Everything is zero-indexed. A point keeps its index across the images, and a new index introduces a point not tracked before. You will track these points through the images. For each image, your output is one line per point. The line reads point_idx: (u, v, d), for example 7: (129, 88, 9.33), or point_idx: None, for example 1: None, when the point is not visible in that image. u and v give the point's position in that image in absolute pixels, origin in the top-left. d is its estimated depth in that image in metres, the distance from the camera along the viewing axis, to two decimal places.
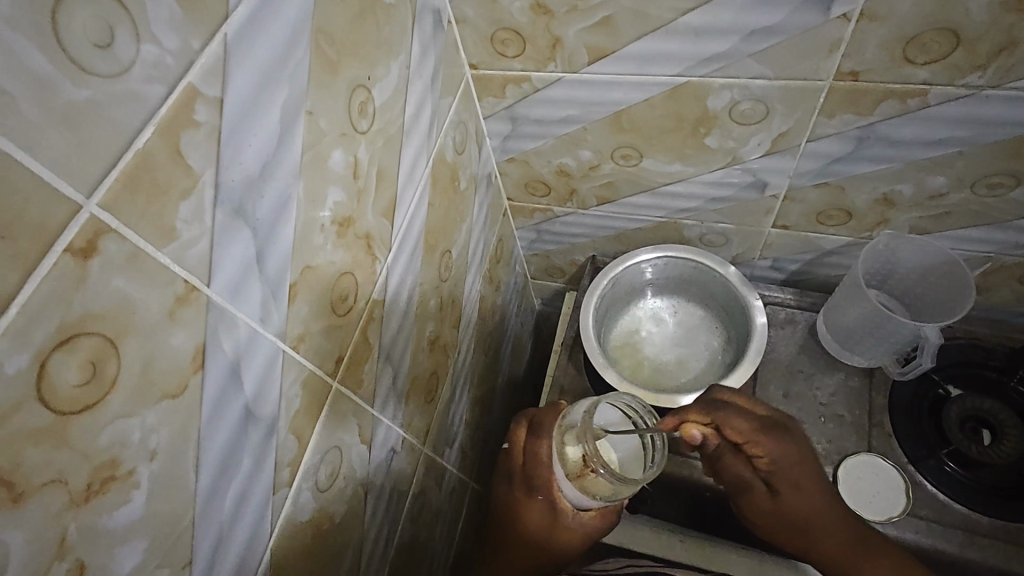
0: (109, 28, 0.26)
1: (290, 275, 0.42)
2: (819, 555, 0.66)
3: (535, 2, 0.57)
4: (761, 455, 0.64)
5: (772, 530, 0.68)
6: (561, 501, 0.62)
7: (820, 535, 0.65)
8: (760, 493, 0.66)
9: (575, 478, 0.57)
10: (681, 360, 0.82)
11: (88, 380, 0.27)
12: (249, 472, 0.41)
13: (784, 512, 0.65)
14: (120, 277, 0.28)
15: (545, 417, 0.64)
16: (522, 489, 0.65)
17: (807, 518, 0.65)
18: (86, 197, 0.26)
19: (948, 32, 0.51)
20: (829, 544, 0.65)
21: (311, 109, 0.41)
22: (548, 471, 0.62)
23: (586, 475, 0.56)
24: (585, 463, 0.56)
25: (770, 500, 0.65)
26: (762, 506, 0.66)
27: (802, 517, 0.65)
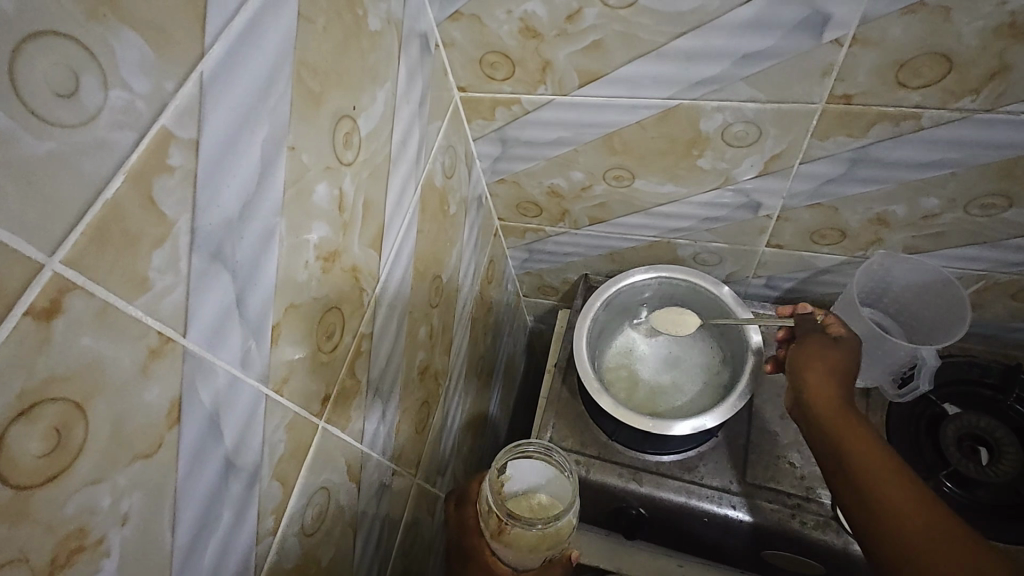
0: (74, 76, 0.25)
1: (272, 316, 0.40)
2: (823, 388, 0.61)
3: (524, 26, 0.56)
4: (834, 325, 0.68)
5: (809, 364, 0.64)
6: (497, 566, 0.60)
7: (837, 378, 0.61)
8: (822, 340, 0.66)
9: (493, 537, 0.57)
10: (677, 378, 0.79)
11: (52, 449, 0.26)
12: (230, 524, 0.39)
13: (829, 357, 0.63)
14: (87, 335, 0.27)
15: (471, 487, 0.68)
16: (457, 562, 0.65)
17: (845, 367, 0.63)
18: (49, 254, 0.24)
19: (941, 57, 0.50)
20: (834, 384, 0.61)
21: (294, 144, 0.39)
22: (478, 537, 0.63)
23: (504, 530, 0.56)
24: (497, 518, 0.56)
25: (830, 348, 0.64)
26: (819, 343, 0.65)
27: (834, 365, 0.63)
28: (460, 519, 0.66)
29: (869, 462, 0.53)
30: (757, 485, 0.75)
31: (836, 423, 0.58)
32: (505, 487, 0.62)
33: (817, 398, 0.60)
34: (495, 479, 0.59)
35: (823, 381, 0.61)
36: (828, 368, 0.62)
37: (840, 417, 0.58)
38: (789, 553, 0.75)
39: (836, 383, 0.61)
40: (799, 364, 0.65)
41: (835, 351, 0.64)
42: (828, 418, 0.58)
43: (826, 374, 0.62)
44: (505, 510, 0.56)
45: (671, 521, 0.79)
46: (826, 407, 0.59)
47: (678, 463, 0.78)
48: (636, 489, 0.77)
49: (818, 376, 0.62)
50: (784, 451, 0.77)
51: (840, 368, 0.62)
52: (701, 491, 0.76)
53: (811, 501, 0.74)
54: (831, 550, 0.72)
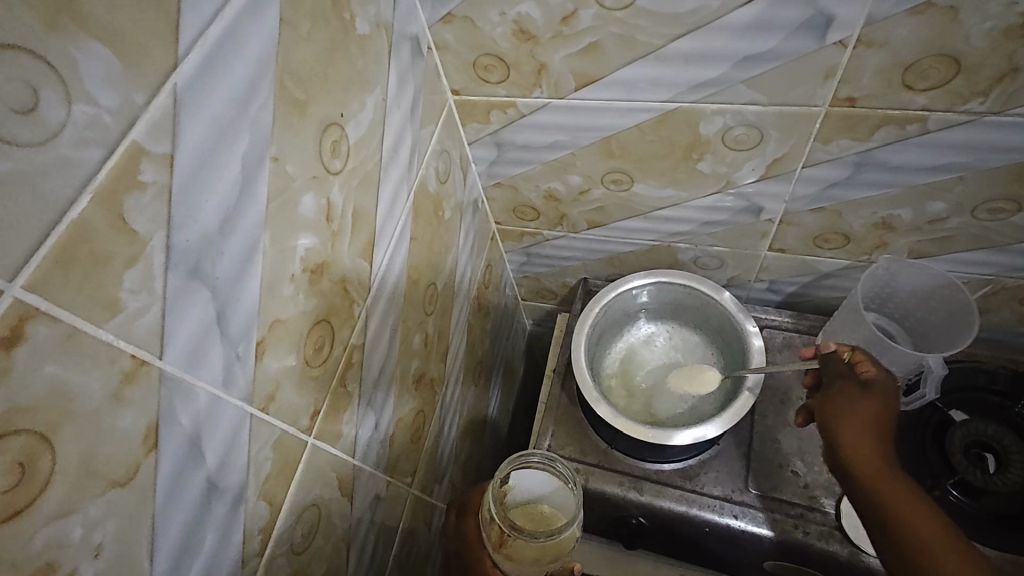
0: (33, 91, 0.23)
1: (256, 332, 0.39)
2: (860, 452, 0.59)
3: (518, 28, 0.54)
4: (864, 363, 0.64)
5: (839, 421, 0.61)
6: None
7: (873, 436, 0.59)
8: (850, 388, 0.63)
9: (495, 548, 0.56)
10: (685, 381, 0.77)
11: (16, 483, 0.24)
12: (214, 547, 0.38)
13: (863, 409, 0.61)
14: (53, 363, 0.25)
15: (475, 496, 0.66)
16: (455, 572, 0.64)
17: (881, 421, 0.60)
18: (8, 280, 0.23)
19: (949, 58, 0.48)
20: (874, 444, 0.59)
21: (277, 155, 0.38)
22: (479, 548, 0.61)
23: (506, 542, 0.55)
24: (500, 529, 0.55)
25: (861, 400, 0.62)
26: (847, 396, 0.62)
27: (868, 422, 0.60)
28: (461, 529, 0.65)
29: (920, 537, 0.52)
30: (760, 494, 0.74)
31: (879, 487, 0.56)
32: (509, 496, 0.60)
33: (852, 459, 0.59)
34: (498, 489, 0.57)
35: (860, 442, 0.59)
36: (861, 425, 0.60)
37: (882, 477, 0.57)
38: (792, 563, 0.74)
39: (873, 443, 0.59)
40: (830, 420, 0.62)
41: (865, 404, 0.61)
42: (870, 484, 0.57)
43: (860, 434, 0.59)
44: (507, 522, 0.54)
45: (672, 530, 0.77)
46: (866, 469, 0.58)
47: (678, 471, 0.76)
48: (636, 498, 0.75)
49: (854, 437, 0.60)
50: (787, 459, 0.76)
51: (871, 425, 0.60)
52: (703, 501, 0.74)
53: (814, 510, 0.72)
54: (835, 561, 0.70)
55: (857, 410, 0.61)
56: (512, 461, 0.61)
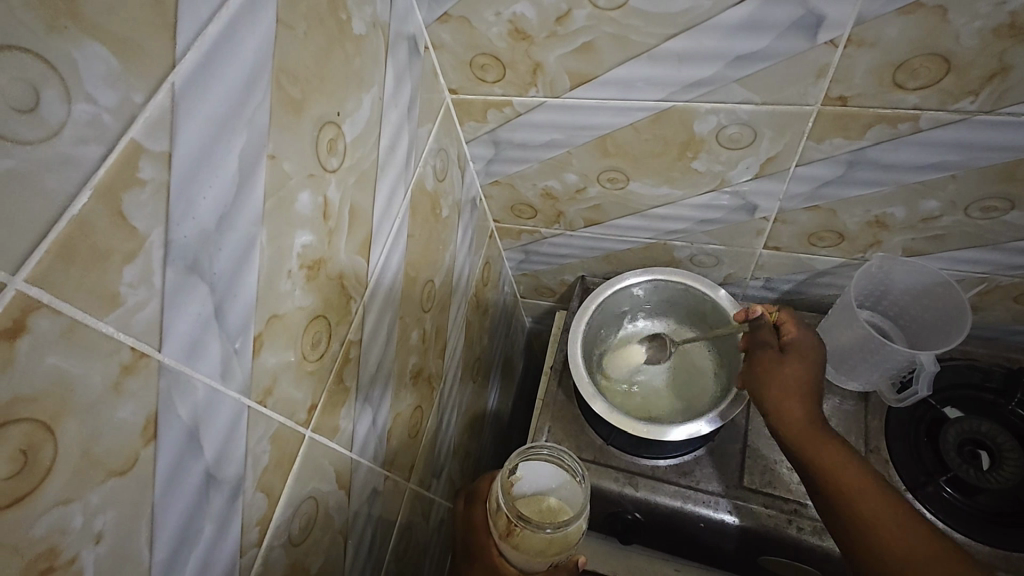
0: (34, 91, 0.24)
1: (254, 327, 0.39)
2: (798, 417, 0.60)
3: (514, 28, 0.55)
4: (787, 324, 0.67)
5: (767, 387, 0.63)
6: (504, 568, 0.59)
7: (804, 397, 0.61)
8: (770, 355, 0.65)
9: (503, 537, 0.56)
10: (683, 396, 0.77)
11: (18, 471, 0.25)
12: (212, 537, 0.38)
13: (786, 374, 0.62)
14: (54, 355, 0.26)
15: (481, 484, 0.66)
16: (460, 558, 0.65)
17: (802, 384, 0.62)
18: (11, 273, 0.24)
19: (939, 58, 0.49)
20: (801, 403, 0.61)
21: (274, 153, 0.39)
22: (485, 537, 0.62)
23: (514, 532, 0.56)
24: (508, 519, 0.56)
25: (782, 365, 0.63)
26: (773, 363, 0.64)
27: (802, 381, 0.62)
28: (468, 518, 0.65)
29: (852, 498, 0.55)
30: (754, 490, 0.75)
31: (808, 447, 0.59)
32: (516, 487, 0.61)
33: (784, 423, 0.61)
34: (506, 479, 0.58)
35: (787, 405, 0.61)
36: (789, 387, 0.62)
37: (810, 437, 0.59)
38: (786, 558, 0.75)
39: (802, 404, 0.61)
40: (759, 390, 0.63)
41: (787, 369, 0.63)
42: (801, 442, 0.59)
43: (784, 397, 0.61)
44: (514, 512, 0.55)
45: (667, 526, 0.78)
46: (794, 431, 0.60)
47: (673, 467, 0.77)
48: (632, 494, 0.76)
49: (778, 402, 0.61)
50: (781, 455, 0.77)
51: (802, 387, 0.62)
52: (698, 496, 0.75)
53: (808, 506, 0.73)
54: (828, 556, 0.71)
55: (784, 377, 0.62)
56: (520, 451, 0.61)
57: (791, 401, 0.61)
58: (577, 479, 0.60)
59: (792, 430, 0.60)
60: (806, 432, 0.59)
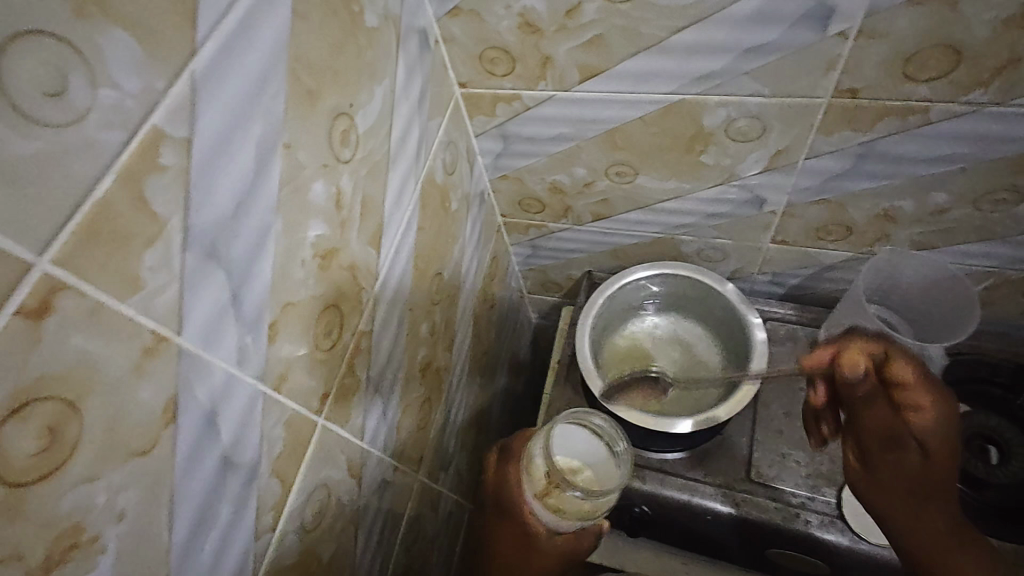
0: (61, 75, 0.25)
1: (269, 314, 0.40)
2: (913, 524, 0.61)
3: (524, 21, 0.55)
4: (918, 409, 0.59)
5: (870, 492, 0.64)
6: (534, 527, 0.61)
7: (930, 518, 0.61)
8: (891, 460, 0.61)
9: (540, 497, 0.58)
10: (691, 385, 0.78)
11: (46, 448, 0.26)
12: (228, 521, 0.39)
13: (897, 484, 0.62)
14: (79, 335, 0.27)
15: (516, 442, 0.66)
16: (492, 513, 0.67)
17: (920, 481, 0.60)
18: (39, 254, 0.24)
19: (950, 49, 0.49)
20: (919, 513, 0.61)
21: (289, 142, 0.39)
22: (518, 495, 0.63)
23: (551, 493, 0.57)
24: (549, 480, 0.57)
25: (894, 475, 0.62)
26: (890, 470, 0.62)
27: (908, 470, 0.61)
28: (501, 471, 0.66)
29: None
30: (761, 483, 0.75)
31: (943, 561, 0.59)
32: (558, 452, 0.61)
33: (912, 545, 0.62)
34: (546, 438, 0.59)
35: (908, 516, 0.62)
36: (892, 490, 0.62)
37: (944, 546, 0.59)
38: (793, 551, 0.75)
39: (918, 509, 0.61)
40: (870, 498, 0.64)
41: (894, 467, 0.61)
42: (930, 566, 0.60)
43: (900, 514, 0.62)
44: (556, 473, 0.57)
45: (674, 519, 0.78)
46: (916, 556, 0.61)
47: (681, 460, 0.77)
48: (639, 486, 0.76)
49: (909, 520, 0.62)
50: (788, 448, 0.77)
51: (908, 486, 0.61)
52: (705, 489, 0.75)
53: (815, 499, 0.73)
54: (835, 549, 0.71)
55: (895, 483, 0.62)
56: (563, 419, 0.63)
57: (909, 516, 0.62)
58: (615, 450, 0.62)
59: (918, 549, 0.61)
60: (941, 543, 0.59)
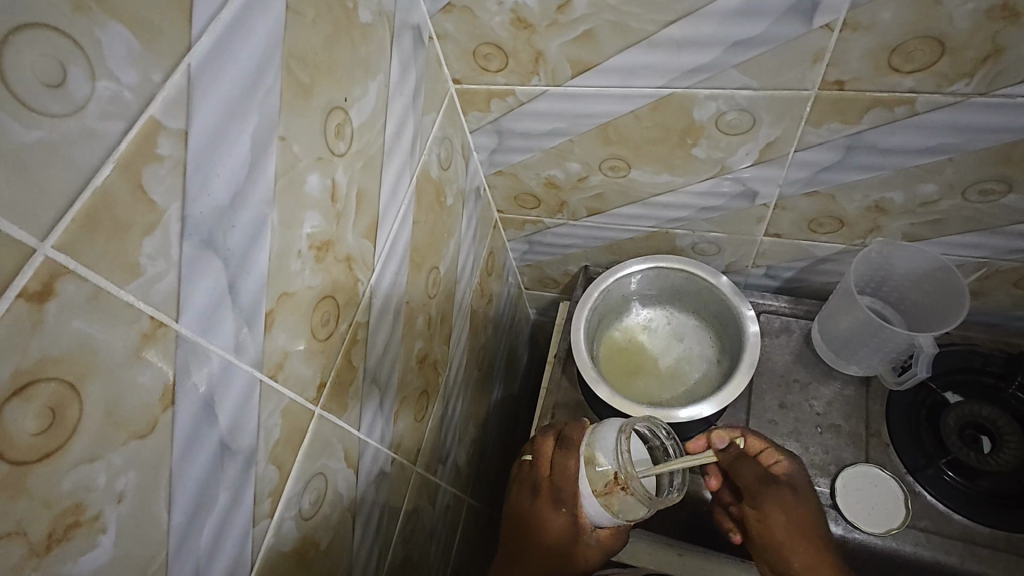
0: (61, 66, 0.25)
1: (266, 303, 0.41)
2: (791, 546, 0.64)
3: (515, 17, 0.56)
4: (778, 462, 0.68)
5: (776, 533, 0.64)
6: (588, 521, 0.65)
7: (803, 539, 0.64)
8: (784, 493, 0.65)
9: (602, 492, 0.59)
10: (683, 376, 0.80)
11: (47, 427, 0.27)
12: (227, 506, 0.40)
13: (785, 502, 0.65)
14: (80, 319, 0.28)
15: (575, 431, 0.65)
16: (549, 501, 0.66)
17: (812, 521, 0.65)
18: (41, 239, 0.25)
19: (934, 40, 0.50)
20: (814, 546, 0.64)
21: (284, 135, 0.40)
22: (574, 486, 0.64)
23: (614, 492, 0.58)
24: (615, 481, 0.58)
25: (791, 498, 0.65)
26: (780, 504, 0.64)
27: (793, 528, 0.64)
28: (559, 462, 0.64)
29: None
30: None
31: None
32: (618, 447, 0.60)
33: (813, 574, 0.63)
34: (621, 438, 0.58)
35: (806, 549, 0.64)
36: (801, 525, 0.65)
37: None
38: None
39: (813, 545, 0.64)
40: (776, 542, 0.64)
41: (791, 499, 0.65)
42: None
43: (798, 540, 0.64)
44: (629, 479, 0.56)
45: (670, 510, 0.80)
46: None
47: None
48: None
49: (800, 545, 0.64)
50: (782, 439, 0.78)
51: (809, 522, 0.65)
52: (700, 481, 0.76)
53: None
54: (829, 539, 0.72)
55: (801, 521, 0.65)
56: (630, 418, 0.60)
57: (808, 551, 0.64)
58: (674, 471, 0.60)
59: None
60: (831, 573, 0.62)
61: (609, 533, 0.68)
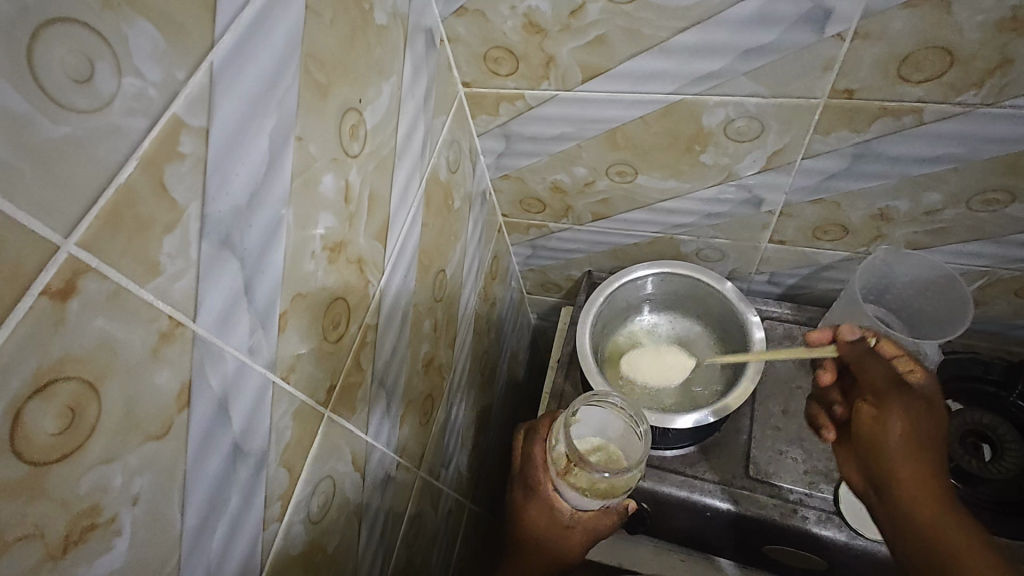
0: (89, 61, 0.25)
1: (280, 304, 0.41)
2: (904, 456, 0.56)
3: (528, 21, 0.56)
4: (913, 370, 0.62)
5: (890, 441, 0.57)
6: (557, 502, 0.64)
7: (920, 451, 0.56)
8: (914, 400, 0.59)
9: (559, 474, 0.60)
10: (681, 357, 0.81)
11: (67, 427, 0.26)
12: (238, 509, 0.39)
13: (913, 411, 0.58)
14: (101, 317, 0.27)
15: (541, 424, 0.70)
16: (518, 489, 0.69)
17: (937, 442, 0.57)
18: (64, 236, 0.25)
19: (943, 51, 0.50)
20: (929, 469, 0.55)
21: (301, 135, 0.40)
22: (544, 473, 0.66)
23: (570, 472, 0.59)
24: (569, 461, 0.59)
25: (914, 404, 0.58)
26: (905, 411, 0.58)
27: (920, 440, 0.57)
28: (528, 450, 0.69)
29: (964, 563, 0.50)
30: (758, 479, 0.76)
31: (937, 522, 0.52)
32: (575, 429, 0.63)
33: (907, 486, 0.55)
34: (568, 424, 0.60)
35: (920, 467, 0.56)
36: (924, 432, 0.57)
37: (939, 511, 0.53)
38: (792, 547, 0.75)
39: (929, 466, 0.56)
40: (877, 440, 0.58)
41: (917, 407, 0.58)
42: (926, 517, 0.53)
43: (912, 453, 0.56)
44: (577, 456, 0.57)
45: (673, 516, 0.79)
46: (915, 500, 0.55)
47: (680, 457, 0.78)
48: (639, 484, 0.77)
49: (915, 461, 0.56)
50: (786, 446, 0.78)
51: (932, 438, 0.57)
52: (704, 486, 0.76)
53: (812, 496, 0.74)
54: (833, 545, 0.72)
55: (926, 433, 0.57)
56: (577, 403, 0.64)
57: (918, 467, 0.56)
58: (635, 430, 0.62)
59: (910, 493, 0.55)
60: (939, 501, 0.54)
61: (591, 516, 0.64)
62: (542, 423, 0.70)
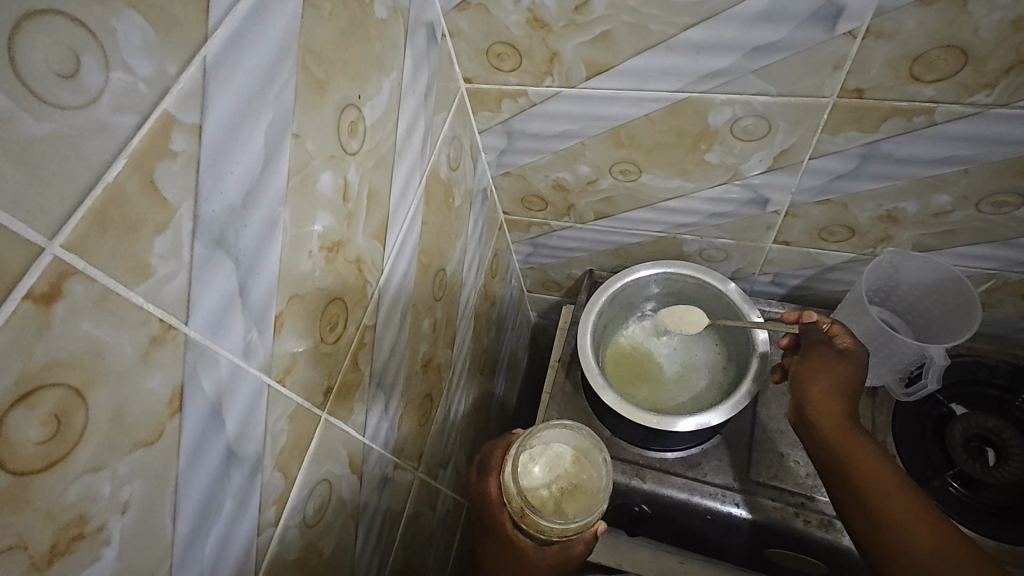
0: (74, 55, 0.24)
1: (275, 306, 0.40)
2: (822, 391, 0.62)
3: (532, 16, 0.55)
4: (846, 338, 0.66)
5: (812, 380, 0.63)
6: (519, 540, 0.64)
7: (838, 396, 0.61)
8: (829, 354, 0.64)
9: (518, 514, 0.60)
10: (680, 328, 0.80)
11: (53, 435, 0.25)
12: (232, 514, 0.39)
13: (832, 365, 0.63)
14: (88, 321, 0.26)
15: (494, 456, 0.69)
16: (480, 532, 0.70)
17: (852, 386, 0.62)
18: (49, 238, 0.24)
19: (957, 50, 0.49)
20: (839, 402, 0.61)
21: (298, 132, 0.39)
22: (500, 510, 0.66)
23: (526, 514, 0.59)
24: (523, 505, 0.59)
25: (836, 360, 0.64)
26: (827, 363, 0.63)
27: (839, 389, 0.62)
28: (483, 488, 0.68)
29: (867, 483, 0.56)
30: (759, 482, 0.75)
31: (845, 443, 0.59)
32: (531, 467, 0.63)
33: (821, 413, 0.61)
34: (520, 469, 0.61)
35: (834, 403, 0.61)
36: (839, 373, 0.63)
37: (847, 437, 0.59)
38: (793, 551, 0.75)
39: (844, 402, 0.61)
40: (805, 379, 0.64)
41: (838, 361, 0.63)
42: (836, 440, 0.59)
43: (825, 387, 0.62)
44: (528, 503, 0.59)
45: (674, 518, 0.79)
46: (828, 427, 0.60)
47: (680, 459, 0.78)
48: (639, 485, 0.77)
49: (828, 393, 0.62)
50: (789, 448, 0.77)
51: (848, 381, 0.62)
52: (704, 488, 0.76)
53: (815, 499, 0.73)
54: (835, 549, 0.71)
55: (838, 375, 0.62)
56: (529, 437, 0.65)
57: (831, 399, 0.61)
58: (597, 460, 0.64)
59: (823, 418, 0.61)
60: (845, 427, 0.60)
61: (557, 549, 0.64)
62: (494, 456, 0.69)
